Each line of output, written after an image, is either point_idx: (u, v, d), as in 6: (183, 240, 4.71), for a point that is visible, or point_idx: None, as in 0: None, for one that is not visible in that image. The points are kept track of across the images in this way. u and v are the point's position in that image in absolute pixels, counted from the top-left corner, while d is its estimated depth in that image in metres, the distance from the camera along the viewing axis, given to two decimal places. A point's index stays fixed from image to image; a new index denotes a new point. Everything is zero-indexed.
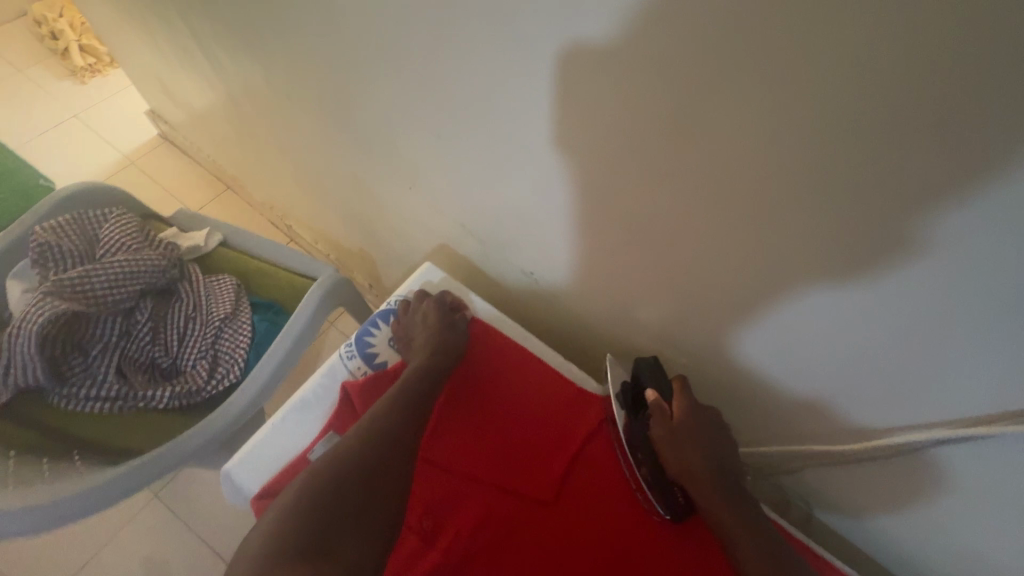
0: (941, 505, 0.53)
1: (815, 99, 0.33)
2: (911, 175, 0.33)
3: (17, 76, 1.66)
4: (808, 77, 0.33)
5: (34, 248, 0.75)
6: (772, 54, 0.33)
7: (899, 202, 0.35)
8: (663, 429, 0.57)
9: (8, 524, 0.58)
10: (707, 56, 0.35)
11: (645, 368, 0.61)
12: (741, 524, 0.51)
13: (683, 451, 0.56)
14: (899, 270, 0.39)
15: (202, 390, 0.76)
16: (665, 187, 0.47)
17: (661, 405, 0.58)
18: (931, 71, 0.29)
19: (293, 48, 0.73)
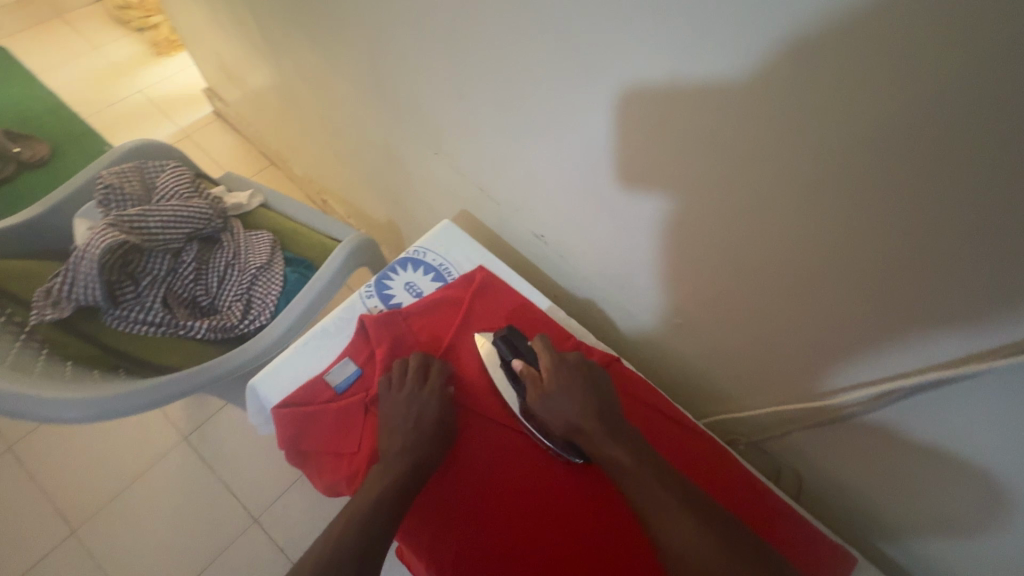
0: (915, 460, 0.56)
1: (795, 43, 0.38)
2: (876, 113, 0.38)
3: (92, 53, 1.81)
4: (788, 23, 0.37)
5: (101, 189, 0.84)
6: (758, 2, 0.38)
7: (867, 141, 0.39)
8: (537, 391, 0.61)
9: (62, 411, 0.63)
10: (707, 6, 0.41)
11: (504, 342, 0.66)
12: (630, 460, 0.53)
13: (558, 406, 0.59)
14: (869, 212, 0.43)
15: (235, 327, 0.83)
16: (666, 138, 0.52)
17: (530, 369, 0.63)
18: (888, 14, 0.33)
19: (342, 19, 0.81)
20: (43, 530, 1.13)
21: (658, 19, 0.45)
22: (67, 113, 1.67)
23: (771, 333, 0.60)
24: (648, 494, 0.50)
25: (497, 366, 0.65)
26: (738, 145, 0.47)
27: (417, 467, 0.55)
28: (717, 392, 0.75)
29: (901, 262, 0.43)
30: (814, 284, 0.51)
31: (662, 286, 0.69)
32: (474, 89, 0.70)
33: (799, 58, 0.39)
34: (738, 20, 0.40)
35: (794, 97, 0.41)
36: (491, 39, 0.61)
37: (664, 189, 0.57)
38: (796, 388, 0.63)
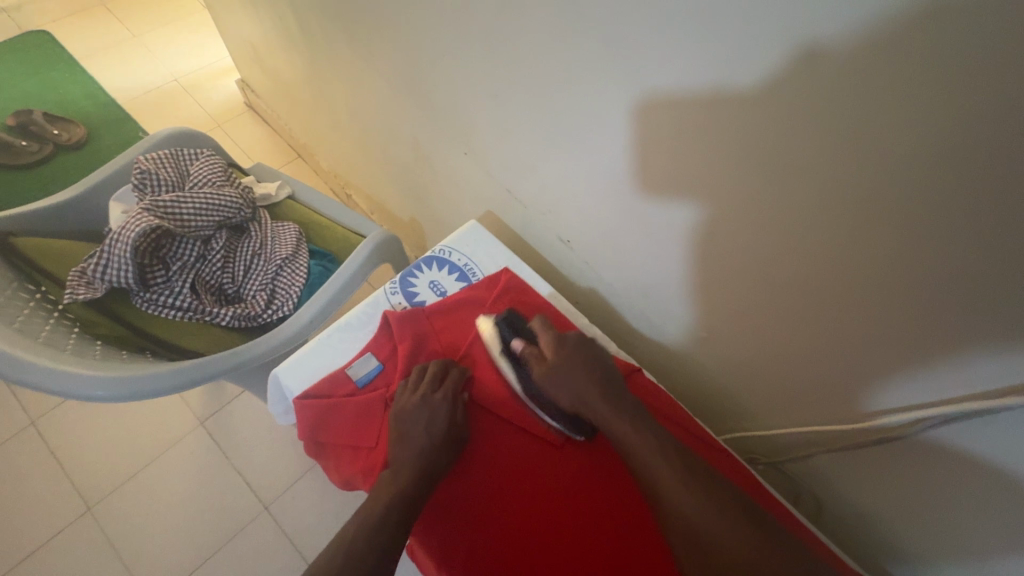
0: (944, 491, 0.54)
1: (842, 60, 0.37)
2: (927, 140, 0.37)
3: (132, 41, 1.86)
4: (839, 46, 0.37)
5: (137, 173, 0.86)
6: (807, 18, 0.37)
7: (913, 168, 0.38)
8: (542, 367, 0.62)
9: (91, 389, 0.63)
10: (752, 19, 0.40)
11: (505, 324, 0.67)
12: (650, 447, 0.55)
13: (563, 382, 0.61)
14: (910, 239, 0.42)
15: (259, 316, 0.85)
16: (701, 151, 0.51)
17: (532, 350, 0.64)
18: (947, 41, 0.32)
19: (381, 16, 0.82)
20: (60, 505, 1.16)
21: (701, 30, 0.44)
22: (105, 98, 1.71)
23: (800, 351, 0.59)
24: (655, 468, 0.53)
25: (498, 348, 0.66)
26: (777, 160, 0.46)
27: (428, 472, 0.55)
28: (737, 407, 0.74)
29: (943, 289, 0.42)
30: (848, 305, 0.51)
31: (687, 299, 0.68)
32: (506, 91, 0.70)
33: (846, 75, 0.38)
34: (784, 34, 0.39)
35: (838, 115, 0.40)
36: (528, 43, 0.61)
37: (696, 202, 0.56)
38: (822, 409, 0.61)
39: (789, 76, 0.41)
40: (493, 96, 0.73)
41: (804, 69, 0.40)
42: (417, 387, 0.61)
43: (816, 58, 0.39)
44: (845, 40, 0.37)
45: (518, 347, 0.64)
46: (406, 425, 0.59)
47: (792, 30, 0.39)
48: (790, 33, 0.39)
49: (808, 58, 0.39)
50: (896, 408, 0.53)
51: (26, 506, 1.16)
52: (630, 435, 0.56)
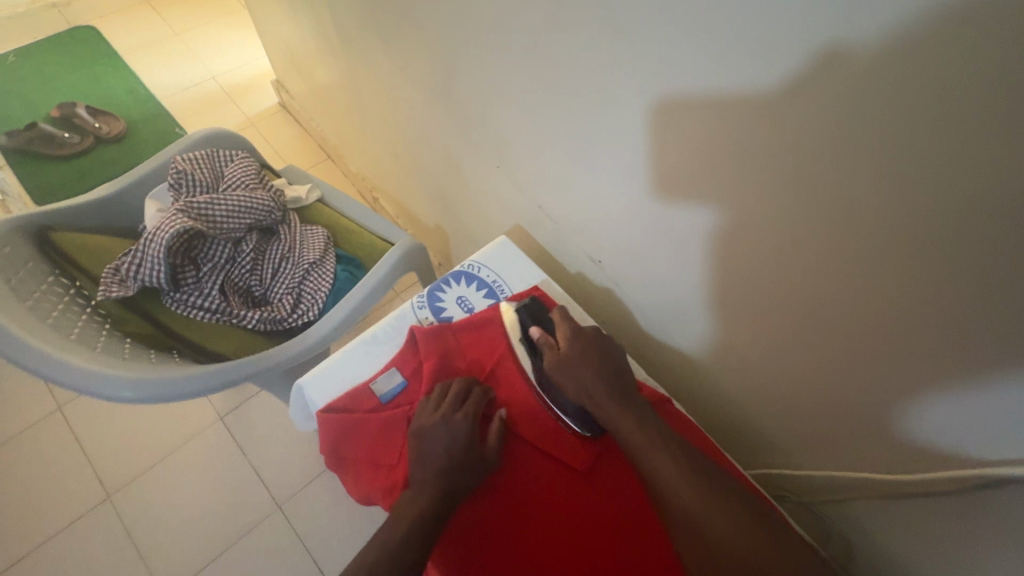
0: (987, 555, 0.51)
1: (910, 99, 0.35)
2: (994, 194, 0.34)
3: (173, 38, 1.90)
4: (902, 90, 0.35)
5: (173, 173, 0.87)
6: (874, 52, 0.35)
7: (977, 221, 0.36)
8: (553, 356, 0.63)
9: (119, 390, 0.64)
10: (812, 50, 0.38)
11: (525, 312, 0.69)
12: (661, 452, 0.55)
13: (574, 373, 0.61)
14: (971, 291, 0.39)
15: (284, 320, 0.85)
16: (747, 182, 0.49)
17: (547, 338, 0.65)
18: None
19: (420, 27, 0.81)
20: (81, 491, 1.18)
21: (753, 58, 0.42)
22: (145, 93, 1.75)
23: (839, 393, 0.57)
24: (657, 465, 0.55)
25: (516, 335, 0.68)
26: (829, 196, 0.44)
27: (448, 495, 0.54)
28: (768, 442, 0.71)
29: (1005, 347, 0.40)
30: (894, 352, 0.48)
31: (719, 329, 0.66)
32: (542, 107, 0.69)
33: (914, 115, 0.35)
34: (846, 68, 0.37)
35: (901, 155, 0.37)
36: (568, 60, 0.60)
37: (736, 234, 0.54)
38: (862, 453, 0.58)
39: (850, 111, 0.38)
40: (529, 112, 0.72)
41: (867, 105, 0.37)
42: (439, 404, 0.61)
43: (881, 95, 0.36)
44: (915, 77, 0.34)
45: (535, 333, 0.66)
46: (426, 445, 0.58)
47: (856, 63, 0.36)
48: (853, 67, 0.37)
49: (872, 95, 0.37)
50: (939, 463, 0.50)
51: (48, 490, 1.18)
52: (634, 433, 0.57)
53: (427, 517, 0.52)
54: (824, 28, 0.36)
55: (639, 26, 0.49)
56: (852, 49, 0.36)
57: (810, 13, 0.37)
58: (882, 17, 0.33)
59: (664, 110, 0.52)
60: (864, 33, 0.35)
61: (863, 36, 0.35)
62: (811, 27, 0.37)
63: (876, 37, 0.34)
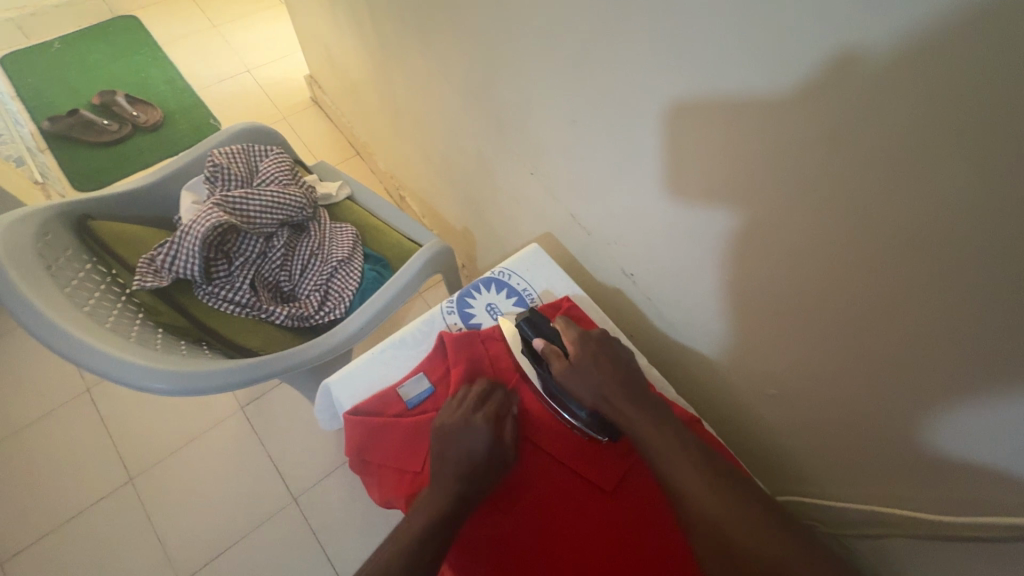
0: None
1: (996, 129, 0.33)
2: None
3: (211, 31, 1.94)
4: (977, 118, 0.34)
5: (210, 166, 0.88)
6: (961, 77, 0.33)
7: None
8: (562, 363, 0.61)
9: (151, 382, 0.65)
10: (890, 71, 0.36)
11: (526, 324, 0.66)
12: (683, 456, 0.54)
13: (586, 377, 0.60)
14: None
15: (311, 317, 0.86)
16: (802, 203, 0.48)
17: (552, 347, 0.63)
18: None
19: (460, 30, 0.81)
20: (104, 473, 1.21)
21: (823, 77, 0.40)
22: (182, 84, 1.78)
23: (880, 425, 0.55)
24: (682, 475, 0.53)
25: (519, 346, 0.66)
26: (891, 222, 0.42)
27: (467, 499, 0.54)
28: (798, 469, 0.69)
29: None
30: (944, 388, 0.46)
31: (755, 350, 0.65)
32: (583, 117, 0.67)
33: (999, 146, 0.33)
34: (926, 92, 0.35)
35: (979, 187, 0.36)
36: (615, 70, 0.59)
37: (780, 255, 0.53)
38: (902, 489, 0.56)
39: (925, 137, 0.37)
40: (567, 120, 0.71)
41: (946, 132, 0.35)
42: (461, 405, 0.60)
43: (963, 122, 0.34)
44: (1004, 107, 0.32)
45: (539, 344, 0.63)
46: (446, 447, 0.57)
47: (938, 89, 0.35)
48: (934, 92, 0.35)
49: (953, 122, 0.35)
50: (986, 506, 0.48)
51: (75, 470, 1.21)
52: (654, 436, 0.56)
53: (446, 523, 0.52)
54: (908, 49, 0.35)
55: (696, 39, 0.48)
56: (925, 73, 0.35)
57: (883, 33, 0.35)
58: (975, 41, 0.32)
59: (716, 126, 0.51)
60: (938, 57, 0.34)
61: (951, 60, 0.33)
62: (892, 48, 0.36)
63: (966, 61, 0.33)
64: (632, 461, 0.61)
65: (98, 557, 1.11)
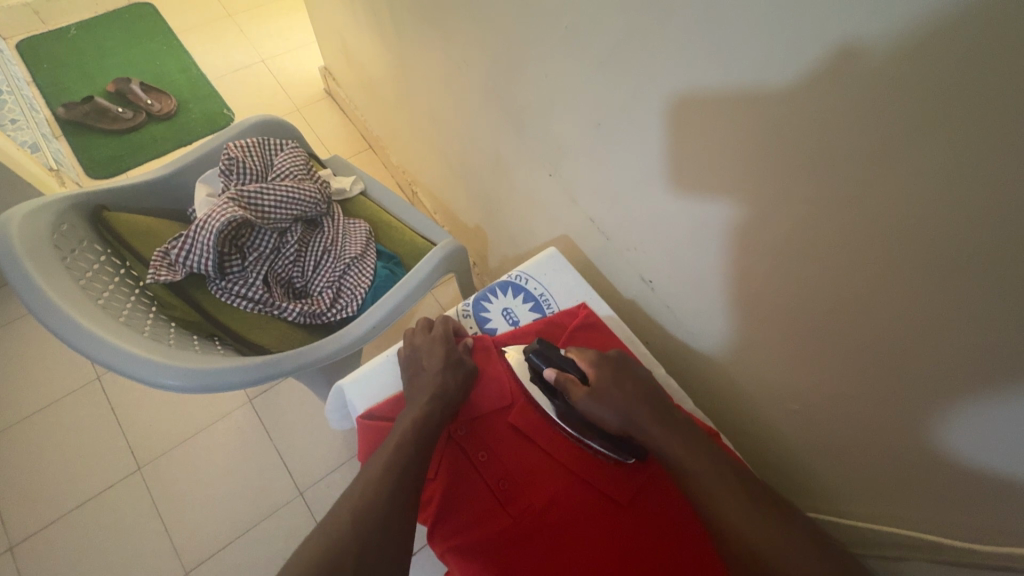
0: None
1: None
2: None
3: (227, 20, 1.93)
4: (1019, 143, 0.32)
5: (226, 160, 0.87)
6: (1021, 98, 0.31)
7: None
8: (580, 390, 0.60)
9: (165, 377, 0.64)
10: (941, 88, 0.34)
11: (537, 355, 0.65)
12: (714, 472, 0.52)
13: (608, 403, 0.59)
14: None
15: (323, 314, 0.85)
16: (835, 218, 0.46)
17: (565, 376, 0.62)
18: None
19: (481, 26, 0.80)
20: (113, 461, 1.21)
21: (861, 93, 0.39)
22: (196, 73, 1.78)
23: (905, 448, 0.53)
24: (716, 494, 0.51)
25: (529, 376, 0.65)
26: (930, 244, 0.40)
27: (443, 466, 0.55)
28: (818, 485, 0.67)
29: None
30: (974, 419, 0.45)
31: (775, 365, 0.63)
32: (608, 120, 0.66)
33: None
34: (978, 112, 0.33)
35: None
36: (642, 75, 0.57)
37: (807, 271, 0.51)
38: (930, 513, 0.54)
39: (976, 159, 0.35)
40: (589, 123, 0.69)
41: (999, 155, 0.33)
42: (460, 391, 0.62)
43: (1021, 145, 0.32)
44: None
45: (551, 375, 0.62)
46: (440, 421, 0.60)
47: (992, 108, 0.32)
48: (987, 112, 0.33)
49: (1008, 143, 0.33)
50: (1015, 539, 0.47)
51: (83, 457, 1.22)
52: (684, 456, 0.54)
53: None
54: (964, 66, 0.33)
55: (730, 46, 0.46)
56: (965, 94, 0.33)
57: (923, 50, 0.34)
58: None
59: (743, 136, 0.49)
60: (980, 78, 0.32)
61: (1012, 79, 0.31)
62: (944, 63, 0.33)
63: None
64: (649, 476, 0.60)
65: (105, 545, 1.12)
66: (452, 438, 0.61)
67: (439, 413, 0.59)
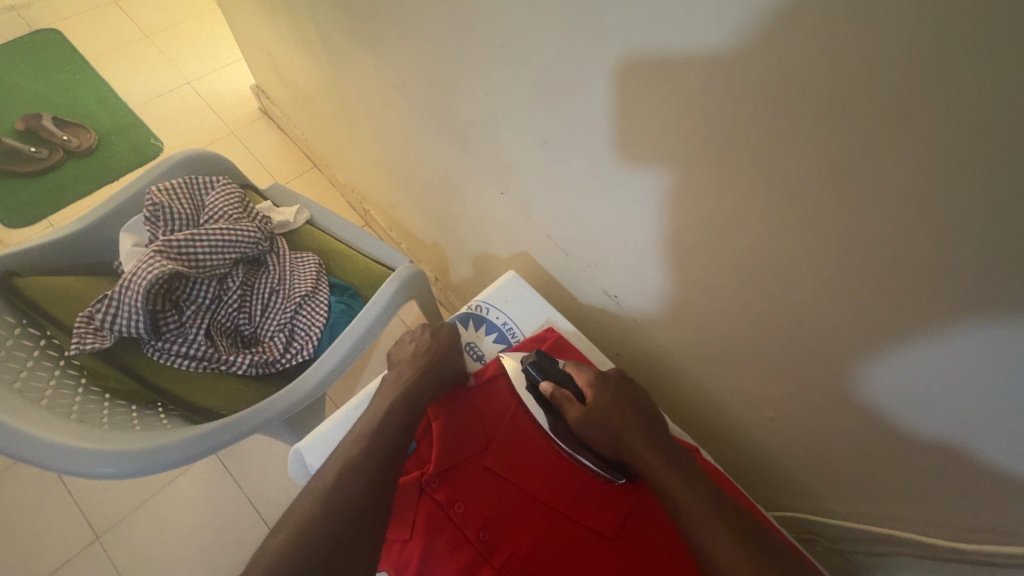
0: None
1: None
2: None
3: (144, 41, 1.80)
4: (970, 153, 0.32)
5: (149, 206, 0.80)
6: (992, 110, 0.30)
7: None
8: (577, 409, 0.61)
9: (97, 466, 0.59)
10: (904, 99, 0.33)
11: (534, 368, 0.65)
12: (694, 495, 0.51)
13: (604, 423, 0.60)
14: None
15: (277, 361, 0.79)
16: (801, 229, 0.45)
17: (561, 392, 0.63)
18: None
19: (412, 41, 0.75)
20: (67, 534, 1.12)
21: (809, 106, 0.38)
22: (116, 102, 1.65)
23: (882, 446, 0.54)
24: (701, 521, 0.49)
25: (525, 388, 0.65)
26: (895, 254, 0.40)
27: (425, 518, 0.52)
28: (800, 485, 0.68)
29: None
30: (956, 423, 0.46)
31: (748, 370, 0.63)
32: (556, 138, 0.63)
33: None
34: (940, 126, 0.32)
35: (1005, 224, 0.33)
36: (586, 90, 0.54)
37: (773, 278, 0.51)
38: (910, 505, 0.56)
39: (942, 172, 0.34)
40: (535, 138, 0.66)
41: (966, 168, 0.33)
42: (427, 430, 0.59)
43: (991, 159, 0.31)
44: (996, 140, 0.31)
45: (547, 391, 0.63)
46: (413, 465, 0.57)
47: (959, 123, 0.32)
48: (954, 126, 0.32)
49: (976, 157, 0.32)
50: (997, 527, 0.48)
51: (33, 534, 1.12)
52: (674, 482, 0.53)
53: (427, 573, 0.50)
54: (909, 77, 0.32)
55: (678, 64, 0.44)
56: (913, 105, 0.33)
57: (868, 64, 0.33)
58: (1007, 74, 0.29)
59: (694, 149, 0.48)
60: (927, 89, 0.32)
61: (981, 93, 0.30)
62: (908, 75, 0.32)
63: (998, 94, 0.29)
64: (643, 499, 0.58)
65: None
66: (424, 491, 0.58)
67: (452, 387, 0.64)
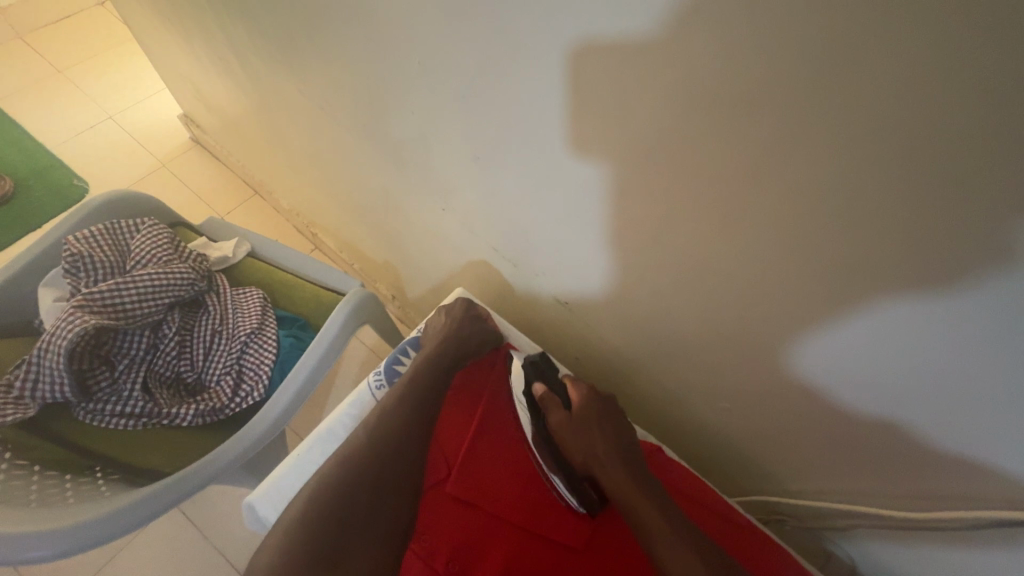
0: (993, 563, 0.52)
1: (938, 147, 0.31)
2: (965, 239, 0.34)
3: (58, 77, 1.69)
4: (872, 136, 0.33)
5: (67, 258, 0.75)
6: (898, 95, 0.31)
7: (952, 266, 0.36)
8: (562, 415, 0.62)
9: (28, 550, 0.56)
10: (809, 90, 0.34)
11: (531, 367, 0.67)
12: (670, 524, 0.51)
13: (583, 432, 0.60)
14: (968, 341, 0.39)
15: (225, 408, 0.75)
16: (732, 222, 0.46)
17: (550, 396, 0.64)
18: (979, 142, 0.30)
19: (333, 60, 0.72)
20: None
21: (724, 101, 0.38)
22: (32, 144, 1.55)
23: (832, 424, 0.55)
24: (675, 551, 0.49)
25: (520, 389, 0.66)
26: (820, 240, 0.41)
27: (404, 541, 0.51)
28: (762, 470, 0.69)
29: (990, 378, 0.40)
30: (896, 397, 0.48)
31: (703, 364, 0.63)
32: (488, 150, 0.62)
33: (933, 163, 0.32)
34: (844, 113, 0.34)
35: (920, 206, 0.34)
36: (511, 99, 0.53)
37: (713, 271, 0.52)
38: (862, 477, 0.58)
39: (854, 157, 0.35)
40: (467, 151, 0.65)
41: (874, 152, 0.34)
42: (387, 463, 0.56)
43: (896, 139, 0.33)
44: (894, 122, 0.32)
45: (539, 390, 0.64)
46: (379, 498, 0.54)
47: (865, 109, 0.33)
48: (860, 112, 0.33)
49: (883, 140, 0.33)
50: (945, 490, 0.51)
51: None
52: (654, 518, 0.52)
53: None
54: (811, 68, 0.33)
55: (600, 70, 0.44)
56: (817, 95, 0.34)
57: (770, 57, 0.34)
58: (896, 61, 0.30)
59: (623, 151, 0.48)
60: (829, 78, 0.33)
61: (880, 80, 0.31)
62: (810, 66, 0.33)
63: (894, 77, 0.31)
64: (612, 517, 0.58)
65: None
66: None
67: (426, 397, 0.61)
